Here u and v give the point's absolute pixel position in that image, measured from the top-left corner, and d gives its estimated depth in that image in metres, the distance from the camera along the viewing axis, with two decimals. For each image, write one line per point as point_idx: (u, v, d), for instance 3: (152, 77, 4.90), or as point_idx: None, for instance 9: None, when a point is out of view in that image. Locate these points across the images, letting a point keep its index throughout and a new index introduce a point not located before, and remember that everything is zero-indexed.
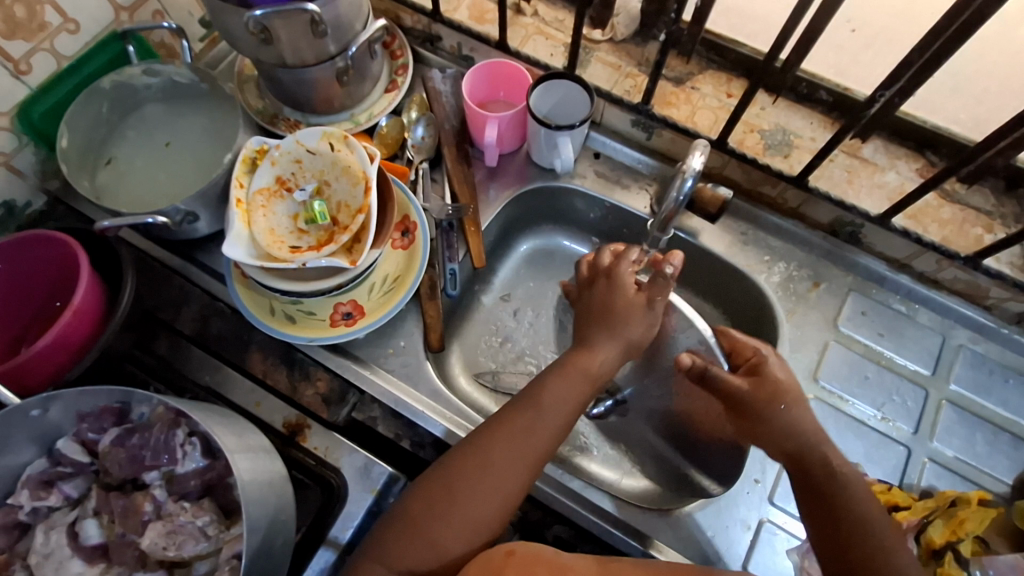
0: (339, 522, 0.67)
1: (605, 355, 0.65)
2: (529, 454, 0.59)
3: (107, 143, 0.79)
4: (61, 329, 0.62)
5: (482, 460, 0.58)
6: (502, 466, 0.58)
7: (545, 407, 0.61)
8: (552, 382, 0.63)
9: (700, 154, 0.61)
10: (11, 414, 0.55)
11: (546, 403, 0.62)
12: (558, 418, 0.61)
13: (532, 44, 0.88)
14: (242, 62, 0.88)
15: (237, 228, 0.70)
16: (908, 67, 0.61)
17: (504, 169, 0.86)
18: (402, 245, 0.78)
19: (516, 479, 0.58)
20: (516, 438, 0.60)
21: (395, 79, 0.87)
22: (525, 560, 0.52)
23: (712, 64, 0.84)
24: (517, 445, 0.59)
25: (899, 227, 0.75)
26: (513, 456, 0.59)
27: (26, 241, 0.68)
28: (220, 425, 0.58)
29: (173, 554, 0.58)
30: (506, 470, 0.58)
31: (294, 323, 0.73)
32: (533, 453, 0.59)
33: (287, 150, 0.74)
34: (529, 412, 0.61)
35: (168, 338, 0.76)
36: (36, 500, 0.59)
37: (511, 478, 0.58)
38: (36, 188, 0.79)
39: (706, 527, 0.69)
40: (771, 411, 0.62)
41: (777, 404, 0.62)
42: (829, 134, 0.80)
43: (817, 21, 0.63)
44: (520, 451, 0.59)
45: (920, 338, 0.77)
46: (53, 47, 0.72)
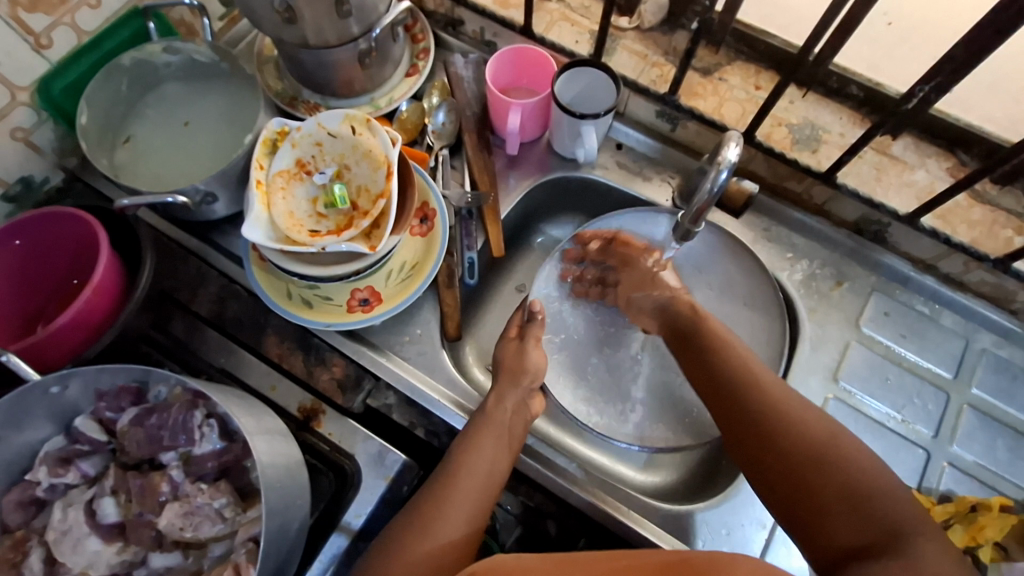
0: (353, 508, 0.66)
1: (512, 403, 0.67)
2: (487, 477, 0.60)
3: (126, 120, 0.78)
4: (81, 306, 0.62)
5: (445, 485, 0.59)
6: (446, 523, 0.57)
7: (485, 435, 0.63)
8: (473, 434, 0.63)
9: (734, 145, 0.60)
10: (31, 390, 0.55)
11: (485, 433, 0.63)
12: (491, 469, 0.61)
13: (556, 30, 0.87)
14: (263, 42, 0.87)
15: (256, 210, 0.69)
16: (949, 62, 0.60)
17: (525, 158, 0.85)
18: (421, 232, 0.77)
19: (477, 505, 0.59)
20: (470, 471, 0.60)
21: (416, 63, 0.85)
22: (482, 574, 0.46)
23: (740, 55, 0.83)
24: (474, 471, 0.60)
25: (928, 228, 0.73)
26: (455, 509, 0.58)
27: (45, 218, 0.67)
28: (239, 407, 0.58)
29: (190, 534, 0.58)
30: (450, 529, 0.57)
31: (311, 308, 0.73)
32: (491, 477, 0.61)
33: (308, 132, 0.73)
34: (462, 472, 0.60)
35: (183, 319, 0.75)
36: (54, 477, 0.59)
37: (473, 499, 0.59)
38: (54, 164, 0.78)
39: (720, 525, 0.69)
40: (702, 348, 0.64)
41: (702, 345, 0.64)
42: (858, 131, 0.78)
43: (854, 13, 0.62)
44: (480, 475, 0.60)
45: (943, 341, 0.76)
46: (75, 22, 0.71)
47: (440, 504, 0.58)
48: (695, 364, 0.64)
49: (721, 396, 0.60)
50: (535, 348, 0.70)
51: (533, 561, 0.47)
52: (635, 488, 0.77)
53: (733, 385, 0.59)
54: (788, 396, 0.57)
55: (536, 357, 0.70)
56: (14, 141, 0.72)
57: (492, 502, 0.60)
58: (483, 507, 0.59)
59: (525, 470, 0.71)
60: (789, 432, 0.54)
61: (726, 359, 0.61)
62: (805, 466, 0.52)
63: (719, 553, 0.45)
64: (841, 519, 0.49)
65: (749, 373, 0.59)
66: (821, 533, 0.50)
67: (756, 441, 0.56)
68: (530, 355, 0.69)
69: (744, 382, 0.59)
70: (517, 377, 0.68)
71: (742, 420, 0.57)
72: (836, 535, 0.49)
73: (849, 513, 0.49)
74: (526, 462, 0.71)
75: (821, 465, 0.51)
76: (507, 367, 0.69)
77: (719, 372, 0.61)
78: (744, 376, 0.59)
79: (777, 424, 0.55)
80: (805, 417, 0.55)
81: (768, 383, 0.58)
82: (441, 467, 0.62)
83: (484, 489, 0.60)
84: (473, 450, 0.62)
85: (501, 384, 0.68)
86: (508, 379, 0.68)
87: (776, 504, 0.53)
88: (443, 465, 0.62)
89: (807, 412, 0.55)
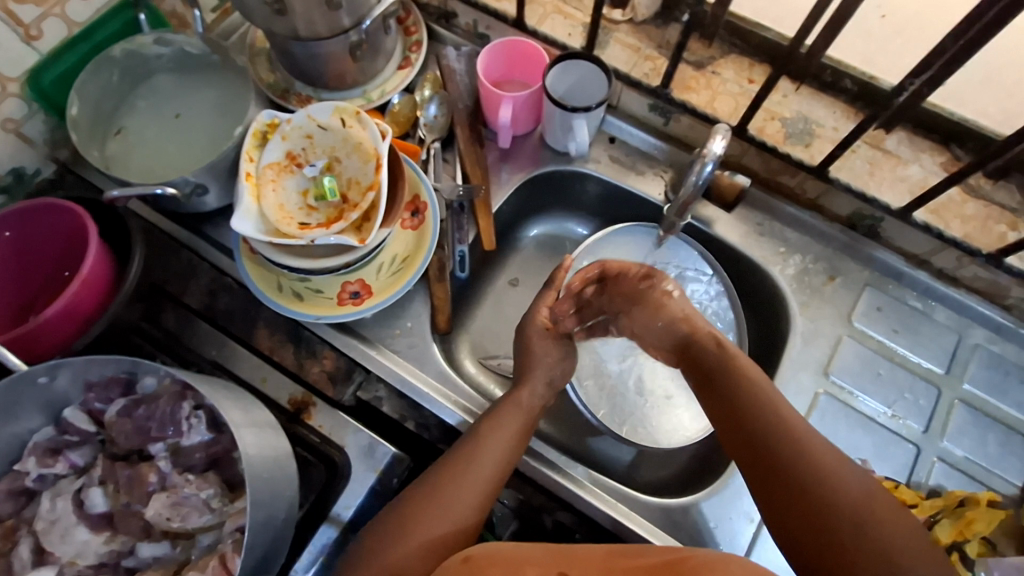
0: (342, 499, 0.67)
1: (533, 386, 0.68)
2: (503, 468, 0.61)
3: (117, 113, 0.78)
4: (70, 297, 0.62)
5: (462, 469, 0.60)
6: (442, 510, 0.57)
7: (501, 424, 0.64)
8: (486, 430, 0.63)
9: (721, 138, 0.59)
10: (18, 380, 0.55)
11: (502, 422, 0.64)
12: (505, 456, 0.62)
13: (550, 22, 0.86)
14: (255, 34, 0.86)
15: (246, 203, 0.69)
16: (940, 55, 0.59)
17: (517, 152, 0.84)
18: (412, 225, 0.76)
19: (482, 491, 0.59)
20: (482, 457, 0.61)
21: (409, 56, 0.85)
22: (480, 562, 0.49)
23: (734, 49, 0.82)
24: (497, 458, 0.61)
25: (921, 223, 0.73)
26: (456, 494, 0.59)
27: (37, 209, 0.68)
28: (227, 399, 0.58)
29: (177, 525, 0.58)
30: (464, 508, 0.58)
31: (301, 300, 0.73)
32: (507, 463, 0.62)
33: (299, 125, 0.73)
34: (474, 456, 0.61)
35: (175, 311, 0.75)
36: (43, 467, 0.59)
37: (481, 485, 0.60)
38: (45, 156, 0.78)
39: (708, 518, 0.69)
40: (731, 387, 0.62)
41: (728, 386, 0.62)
42: (851, 125, 0.78)
43: (846, 6, 0.61)
44: (499, 464, 0.61)
45: (935, 336, 0.76)
46: (65, 13, 0.71)
47: (444, 489, 0.59)
48: (722, 407, 0.62)
49: (751, 444, 0.58)
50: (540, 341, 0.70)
51: (535, 553, 0.48)
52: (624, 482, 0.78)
53: (775, 443, 0.57)
54: (834, 461, 0.55)
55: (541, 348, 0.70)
56: (4, 133, 0.72)
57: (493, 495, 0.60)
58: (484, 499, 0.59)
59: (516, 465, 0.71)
60: (831, 501, 0.53)
61: (764, 409, 0.59)
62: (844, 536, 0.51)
63: (719, 553, 0.46)
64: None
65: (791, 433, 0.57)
66: None
67: (785, 490, 0.55)
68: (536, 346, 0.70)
69: (776, 429, 0.57)
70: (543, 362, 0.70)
71: (781, 484, 0.55)
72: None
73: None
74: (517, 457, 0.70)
75: (857, 519, 0.52)
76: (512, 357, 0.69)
77: (749, 416, 0.59)
78: (786, 435, 0.57)
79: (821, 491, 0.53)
80: (837, 468, 0.54)
81: (815, 445, 0.56)
82: (463, 445, 0.63)
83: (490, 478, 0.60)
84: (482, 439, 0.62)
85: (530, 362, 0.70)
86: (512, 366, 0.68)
87: (796, 554, 0.54)
88: (462, 445, 0.63)
89: (838, 461, 0.55)
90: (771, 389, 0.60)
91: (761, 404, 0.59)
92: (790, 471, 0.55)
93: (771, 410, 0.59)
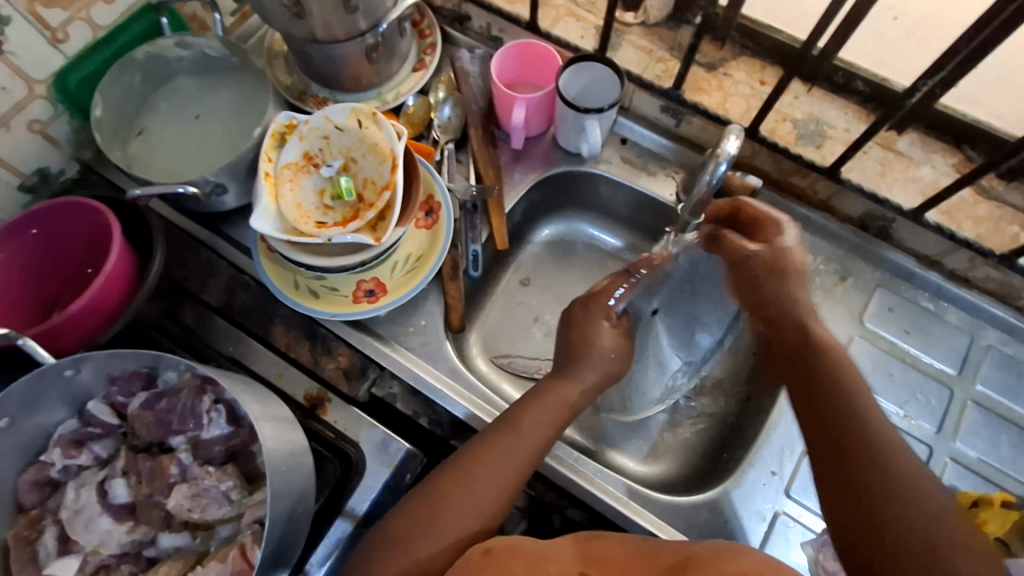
0: (357, 494, 0.68)
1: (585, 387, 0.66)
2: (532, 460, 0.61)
3: (139, 114, 0.80)
4: (95, 293, 0.64)
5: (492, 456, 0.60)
6: (455, 508, 0.57)
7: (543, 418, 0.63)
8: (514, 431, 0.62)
9: (734, 138, 0.60)
10: (46, 373, 0.56)
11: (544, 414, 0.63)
12: (535, 451, 0.61)
13: (562, 25, 0.87)
14: (273, 37, 0.88)
15: (265, 202, 0.71)
16: (952, 57, 0.60)
17: (530, 152, 0.85)
18: (426, 225, 0.78)
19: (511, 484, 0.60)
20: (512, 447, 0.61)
21: (423, 58, 0.86)
22: (502, 556, 0.50)
23: (746, 51, 0.83)
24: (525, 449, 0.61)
25: (932, 224, 0.73)
26: (465, 495, 0.58)
27: (62, 207, 0.70)
28: (246, 393, 0.60)
29: (197, 516, 0.60)
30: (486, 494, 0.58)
31: (317, 298, 0.74)
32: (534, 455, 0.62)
33: (316, 125, 0.74)
34: (504, 448, 0.61)
35: (194, 308, 0.76)
36: (67, 458, 0.61)
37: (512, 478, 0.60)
38: (69, 157, 0.80)
39: (720, 516, 0.69)
40: (820, 366, 0.59)
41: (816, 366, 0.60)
42: (863, 126, 0.78)
43: (859, 8, 0.62)
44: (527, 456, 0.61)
45: (947, 337, 0.76)
46: (90, 17, 0.73)
47: (469, 478, 0.59)
48: (806, 384, 0.60)
49: (827, 426, 0.57)
50: (608, 335, 0.67)
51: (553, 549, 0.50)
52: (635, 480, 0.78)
53: (850, 442, 0.55)
54: (908, 472, 0.53)
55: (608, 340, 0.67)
56: (31, 133, 0.74)
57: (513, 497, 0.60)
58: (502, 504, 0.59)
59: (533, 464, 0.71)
60: (889, 510, 0.51)
61: (849, 402, 0.57)
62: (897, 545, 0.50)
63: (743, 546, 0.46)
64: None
65: (872, 435, 0.55)
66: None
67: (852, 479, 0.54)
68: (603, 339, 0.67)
69: (856, 418, 0.56)
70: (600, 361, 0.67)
71: (851, 471, 0.54)
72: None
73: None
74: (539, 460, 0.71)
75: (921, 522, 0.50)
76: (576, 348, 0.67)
77: (832, 398, 0.57)
78: (866, 425, 0.55)
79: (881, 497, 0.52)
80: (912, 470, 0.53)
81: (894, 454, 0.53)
82: (495, 430, 0.63)
83: (512, 475, 0.60)
84: (501, 438, 0.61)
85: (582, 358, 0.67)
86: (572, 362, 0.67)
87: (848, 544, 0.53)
88: (493, 428, 0.63)
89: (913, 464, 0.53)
90: (859, 389, 0.57)
91: (846, 397, 0.57)
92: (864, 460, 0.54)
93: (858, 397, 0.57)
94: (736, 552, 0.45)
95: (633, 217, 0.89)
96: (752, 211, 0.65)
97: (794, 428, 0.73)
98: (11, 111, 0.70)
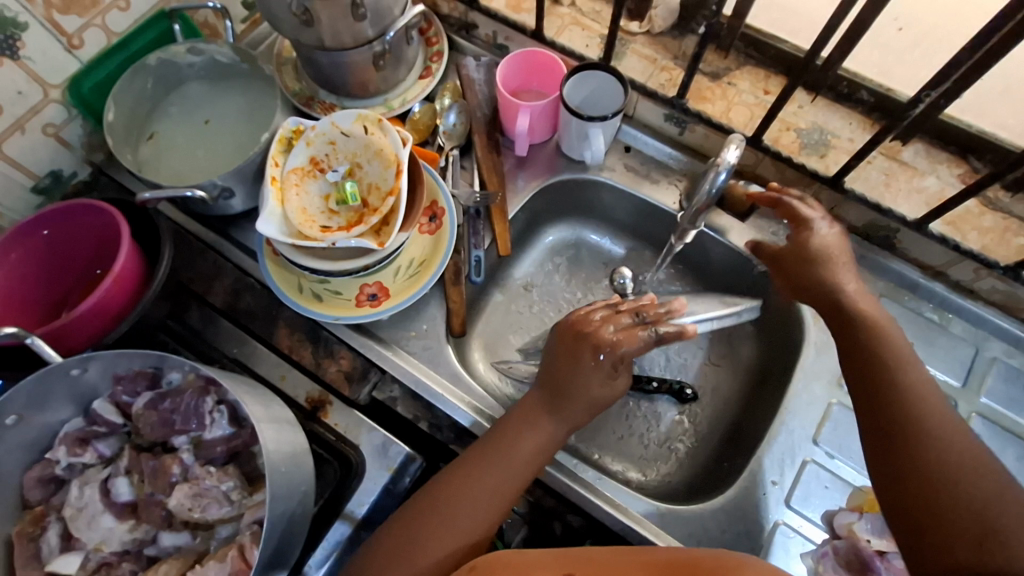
0: (356, 497, 0.68)
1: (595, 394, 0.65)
2: (522, 471, 0.62)
3: (150, 118, 0.81)
4: (103, 294, 0.65)
5: (485, 464, 0.62)
6: (432, 538, 0.58)
7: (534, 427, 0.64)
8: (492, 460, 0.62)
9: (735, 147, 0.60)
10: (53, 372, 0.57)
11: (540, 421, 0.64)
12: (526, 466, 0.62)
13: (568, 33, 0.88)
14: (282, 44, 0.89)
15: (271, 206, 0.72)
16: (956, 67, 0.60)
17: (534, 159, 0.86)
18: (429, 230, 0.79)
19: (499, 507, 0.60)
20: (499, 464, 0.62)
21: (429, 65, 0.87)
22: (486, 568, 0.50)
23: (750, 60, 0.83)
24: (510, 464, 0.62)
25: (936, 234, 0.73)
26: (443, 538, 0.58)
27: (73, 209, 0.71)
28: (248, 394, 0.60)
29: (198, 515, 0.60)
30: (481, 519, 0.59)
31: (321, 301, 0.75)
32: (523, 469, 0.62)
33: (322, 131, 0.75)
34: (489, 465, 0.62)
35: (199, 309, 0.77)
36: (72, 456, 0.62)
37: (501, 490, 0.61)
38: (81, 159, 0.82)
39: (719, 526, 0.68)
40: (864, 337, 0.59)
41: (861, 334, 0.60)
42: (868, 135, 0.78)
43: (862, 18, 0.62)
44: (516, 470, 0.62)
45: (952, 349, 0.75)
46: (105, 23, 0.75)
47: (455, 501, 0.60)
48: (851, 352, 0.60)
49: (871, 388, 0.56)
50: (593, 380, 0.64)
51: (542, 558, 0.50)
52: (635, 487, 0.78)
53: (893, 407, 0.54)
54: (944, 422, 0.51)
55: (595, 386, 0.64)
56: (45, 136, 0.76)
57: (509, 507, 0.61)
58: (505, 501, 0.61)
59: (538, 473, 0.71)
60: (937, 475, 0.48)
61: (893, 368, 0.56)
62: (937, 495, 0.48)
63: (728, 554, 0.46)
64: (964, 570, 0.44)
65: (915, 397, 0.53)
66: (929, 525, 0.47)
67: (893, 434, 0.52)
68: (589, 381, 0.64)
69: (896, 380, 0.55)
70: (586, 400, 0.65)
71: (891, 424, 0.53)
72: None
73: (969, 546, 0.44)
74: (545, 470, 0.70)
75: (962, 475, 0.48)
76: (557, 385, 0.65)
77: (876, 364, 0.57)
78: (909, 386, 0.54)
79: (914, 450, 0.51)
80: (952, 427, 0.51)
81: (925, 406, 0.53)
82: (480, 448, 0.63)
83: (501, 495, 0.61)
84: (474, 471, 0.61)
85: (570, 386, 0.64)
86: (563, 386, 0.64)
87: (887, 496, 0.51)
88: (478, 447, 0.64)
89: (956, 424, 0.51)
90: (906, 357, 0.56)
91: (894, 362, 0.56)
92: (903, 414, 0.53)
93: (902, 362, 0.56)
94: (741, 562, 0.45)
95: (636, 225, 0.89)
96: (789, 206, 0.68)
97: (795, 437, 0.72)
98: (26, 114, 0.72)
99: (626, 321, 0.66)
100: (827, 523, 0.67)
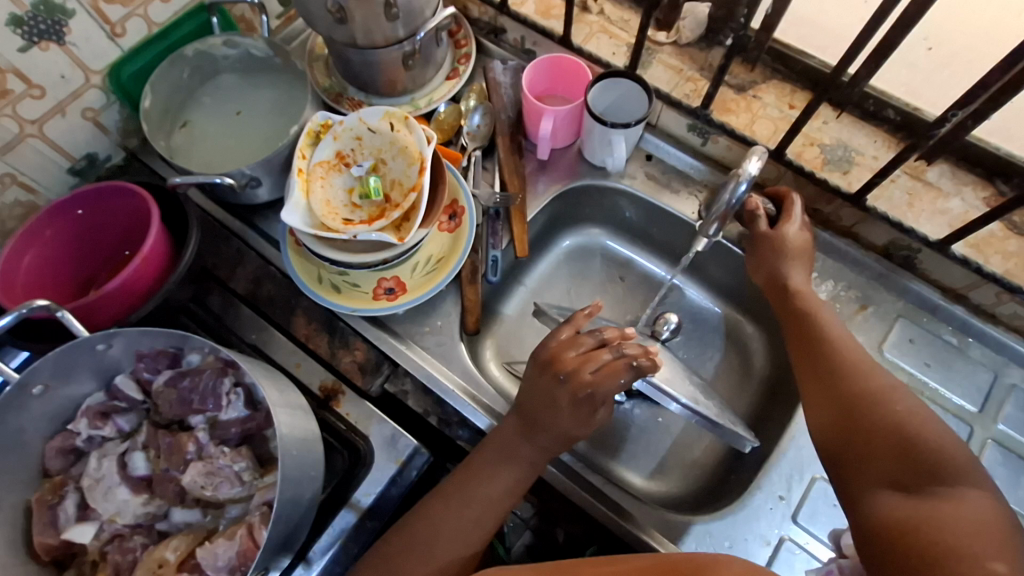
0: (363, 487, 0.69)
1: (564, 422, 0.63)
2: (495, 500, 0.62)
3: (184, 107, 0.84)
4: (130, 273, 0.67)
5: (460, 497, 0.62)
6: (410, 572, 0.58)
7: (507, 459, 0.64)
8: (460, 500, 0.62)
9: (757, 159, 0.61)
10: (80, 346, 0.59)
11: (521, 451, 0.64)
12: (501, 494, 0.63)
13: (595, 41, 0.89)
14: (315, 41, 0.92)
15: (296, 196, 0.73)
16: (984, 88, 0.60)
17: (555, 163, 0.87)
18: (448, 228, 0.80)
19: (474, 538, 0.61)
20: (473, 498, 0.62)
21: (457, 67, 0.89)
22: None
23: (776, 74, 0.83)
24: (482, 496, 0.62)
25: (958, 256, 0.72)
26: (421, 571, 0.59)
27: (107, 191, 0.73)
28: (264, 377, 0.62)
29: (209, 494, 0.61)
30: (457, 548, 0.60)
31: (339, 293, 0.76)
32: (498, 497, 0.63)
33: (350, 126, 0.77)
34: (459, 497, 0.62)
35: (221, 294, 0.79)
36: (92, 429, 0.63)
37: (478, 522, 0.61)
38: (116, 144, 0.84)
39: (725, 538, 0.68)
40: (801, 306, 0.66)
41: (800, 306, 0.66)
42: (892, 154, 0.77)
43: (890, 37, 0.62)
44: (488, 500, 0.62)
45: (970, 373, 0.74)
46: (147, 13, 0.77)
47: (428, 535, 0.60)
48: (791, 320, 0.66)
49: (806, 348, 0.62)
50: (565, 407, 0.62)
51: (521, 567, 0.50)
52: (641, 496, 0.78)
53: (823, 361, 0.60)
54: (865, 370, 0.58)
55: (566, 420, 0.63)
56: (84, 120, 0.78)
57: (484, 540, 0.62)
58: (483, 529, 0.61)
59: (544, 476, 0.72)
60: (864, 415, 0.54)
61: (821, 330, 0.63)
62: (862, 420, 0.54)
63: (714, 556, 0.47)
64: (892, 478, 0.50)
65: (841, 353, 0.60)
66: (860, 455, 0.53)
67: (824, 383, 0.58)
68: (558, 408, 0.62)
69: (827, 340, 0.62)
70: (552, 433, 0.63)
71: (822, 374, 0.59)
72: (877, 489, 0.50)
73: (901, 465, 0.50)
74: (546, 470, 0.71)
75: (883, 409, 0.54)
76: (536, 409, 0.63)
77: (808, 330, 0.63)
78: (835, 343, 0.61)
79: (839, 384, 0.57)
80: (871, 371, 0.57)
81: (846, 350, 0.60)
82: (450, 480, 0.65)
83: (473, 524, 0.61)
84: (446, 512, 0.62)
85: (548, 411, 0.63)
86: (547, 400, 0.63)
87: (825, 438, 0.56)
88: (453, 477, 0.65)
89: (875, 369, 0.58)
90: (832, 323, 0.63)
91: (822, 326, 0.63)
92: (833, 367, 0.59)
93: (830, 326, 0.63)
94: (721, 561, 0.46)
95: (650, 232, 0.90)
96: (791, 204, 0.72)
97: (805, 454, 0.72)
98: (67, 98, 0.75)
99: (606, 362, 0.62)
100: (832, 542, 0.66)
